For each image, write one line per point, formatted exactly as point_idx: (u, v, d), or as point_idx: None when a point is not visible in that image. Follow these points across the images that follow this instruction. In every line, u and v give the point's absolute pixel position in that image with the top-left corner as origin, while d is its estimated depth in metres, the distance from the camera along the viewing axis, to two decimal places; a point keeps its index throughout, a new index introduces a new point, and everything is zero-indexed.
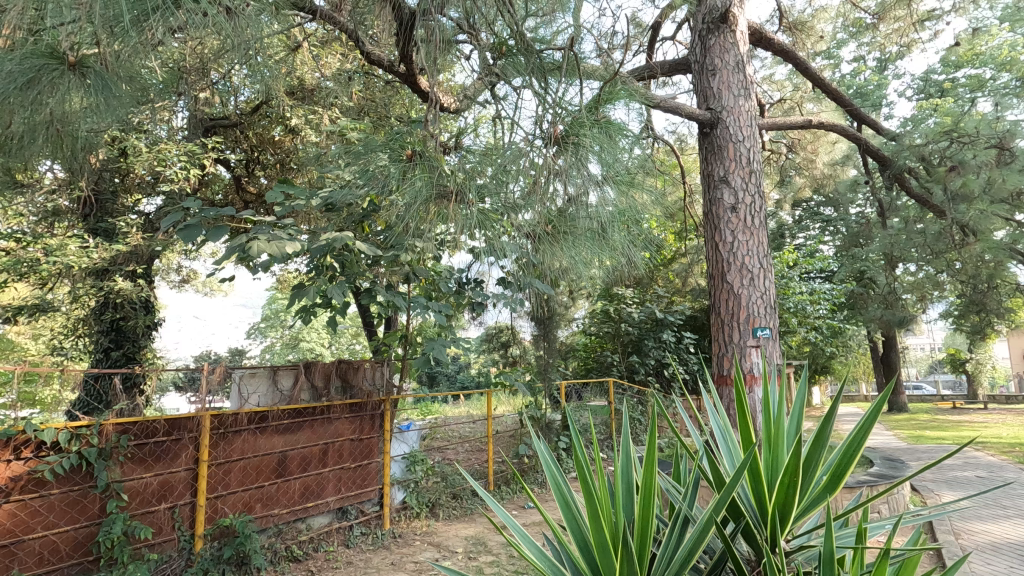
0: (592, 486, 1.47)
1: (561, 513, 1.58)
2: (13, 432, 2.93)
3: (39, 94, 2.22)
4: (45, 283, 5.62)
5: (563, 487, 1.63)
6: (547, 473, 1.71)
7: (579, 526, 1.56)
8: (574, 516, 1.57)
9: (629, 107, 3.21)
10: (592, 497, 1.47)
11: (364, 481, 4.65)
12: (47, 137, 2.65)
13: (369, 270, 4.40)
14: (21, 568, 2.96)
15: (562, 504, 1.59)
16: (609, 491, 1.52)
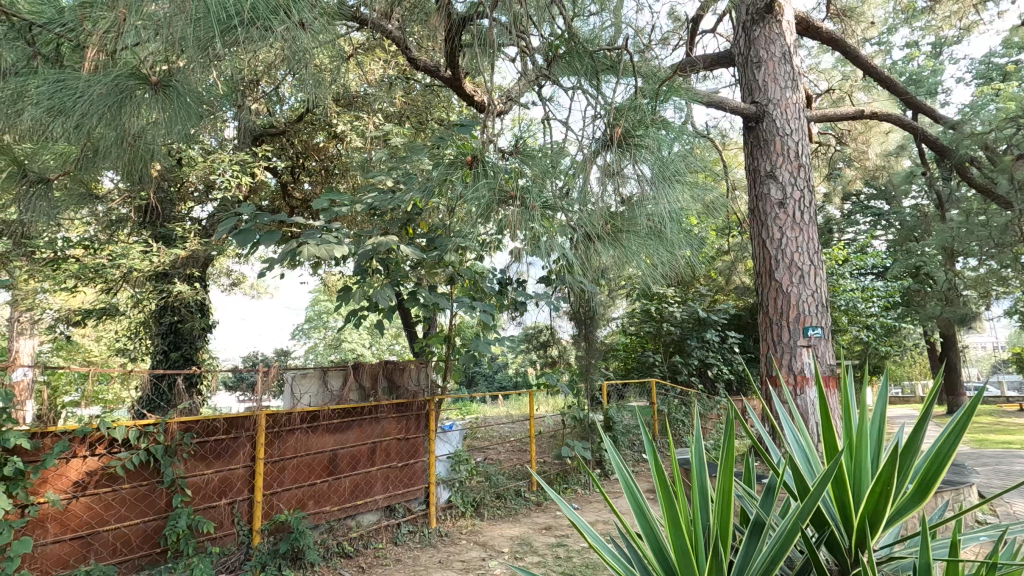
0: (670, 492, 1.46)
1: (636, 518, 1.56)
2: (88, 430, 3.09)
3: (126, 115, 2.36)
4: (111, 287, 5.94)
5: (637, 491, 1.62)
6: (618, 478, 1.70)
7: (653, 531, 1.55)
8: (648, 521, 1.56)
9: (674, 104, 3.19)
10: (670, 503, 1.46)
11: (411, 480, 4.74)
12: (127, 152, 2.83)
13: (412, 272, 4.46)
14: (97, 559, 3.14)
15: (636, 509, 1.58)
16: (687, 497, 1.50)
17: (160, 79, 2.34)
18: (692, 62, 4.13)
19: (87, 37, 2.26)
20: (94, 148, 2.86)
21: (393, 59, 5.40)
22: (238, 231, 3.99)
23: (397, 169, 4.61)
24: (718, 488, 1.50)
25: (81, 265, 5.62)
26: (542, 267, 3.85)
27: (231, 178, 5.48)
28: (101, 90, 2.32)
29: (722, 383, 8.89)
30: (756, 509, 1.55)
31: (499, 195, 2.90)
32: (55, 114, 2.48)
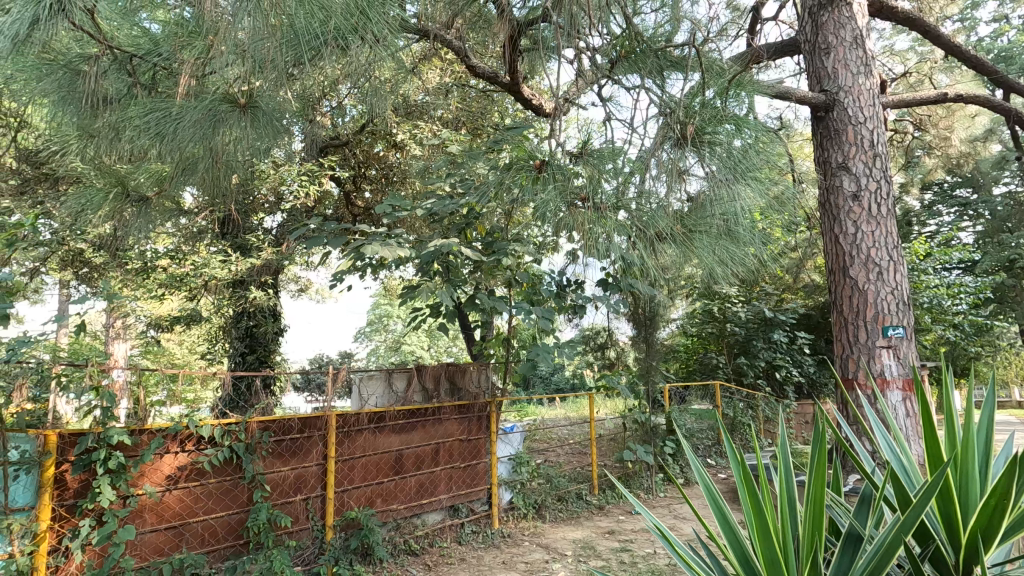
0: (757, 498, 1.43)
1: (718, 524, 1.53)
2: (180, 428, 3.33)
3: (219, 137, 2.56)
4: (194, 295, 6.37)
5: (717, 497, 1.59)
6: (698, 483, 1.67)
7: (736, 537, 1.51)
8: (731, 528, 1.52)
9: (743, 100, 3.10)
10: (757, 509, 1.42)
11: (473, 481, 4.81)
12: (215, 170, 3.05)
13: (471, 276, 4.53)
14: (188, 547, 3.37)
15: (718, 514, 1.55)
16: (773, 504, 1.46)
17: (246, 99, 2.51)
18: (754, 52, 3.99)
19: (181, 66, 2.47)
20: (184, 166, 3.09)
21: (450, 66, 5.51)
22: (307, 238, 4.19)
23: (455, 174, 4.68)
24: (808, 496, 1.44)
25: (168, 274, 6.06)
26: (600, 268, 3.82)
27: (300, 188, 5.74)
28: (193, 114, 2.51)
29: (792, 386, 8.49)
30: (849, 520, 1.48)
31: (568, 197, 2.90)
32: (156, 137, 2.71)
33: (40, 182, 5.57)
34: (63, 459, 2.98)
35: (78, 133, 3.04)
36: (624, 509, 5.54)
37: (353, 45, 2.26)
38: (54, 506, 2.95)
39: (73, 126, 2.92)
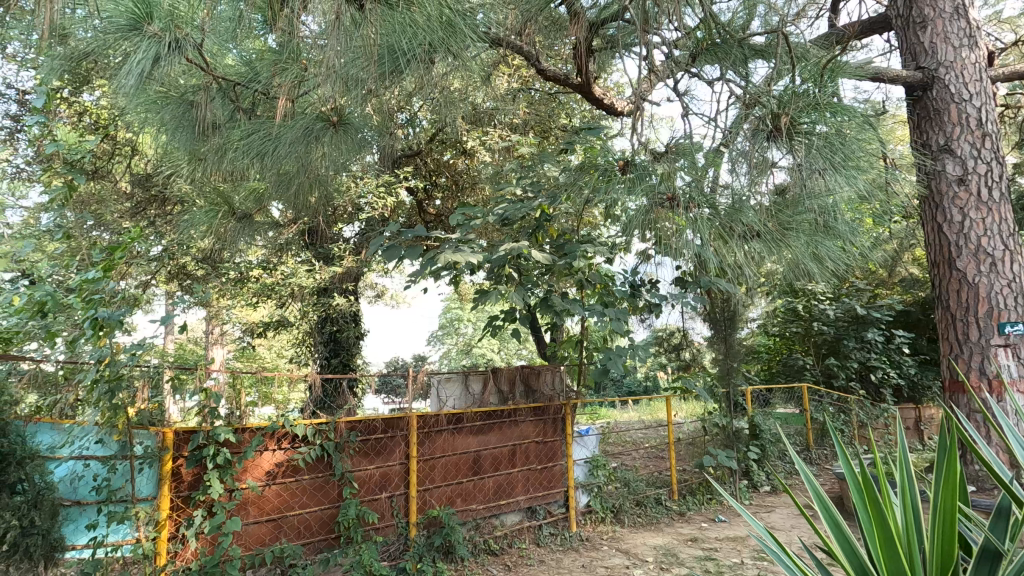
0: (878, 501, 1.47)
1: (828, 527, 1.58)
2: (276, 428, 3.56)
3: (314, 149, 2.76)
4: (284, 302, 6.81)
5: (830, 500, 1.63)
6: (806, 486, 1.72)
7: (848, 541, 1.55)
8: (842, 531, 1.57)
9: (836, 86, 2.89)
10: (878, 511, 1.47)
11: (550, 483, 4.82)
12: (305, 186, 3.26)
13: (543, 279, 4.54)
14: (286, 539, 3.59)
15: (831, 519, 1.59)
16: (892, 509, 1.50)
17: (339, 118, 2.72)
18: (840, 32, 3.74)
19: (277, 89, 2.65)
20: (277, 183, 3.31)
21: (517, 72, 5.57)
22: (386, 246, 4.37)
23: (526, 178, 4.72)
24: (938, 505, 1.44)
25: (260, 284, 6.50)
26: (675, 267, 3.72)
27: (376, 199, 5.99)
28: (293, 132, 2.75)
29: (889, 388, 7.88)
30: (986, 534, 1.35)
31: (655, 197, 2.89)
32: (259, 155, 2.97)
33: (150, 203, 6.14)
34: (178, 454, 3.27)
35: (185, 157, 3.32)
36: (706, 516, 5.35)
37: (434, 59, 2.35)
38: (172, 498, 3.25)
39: (181, 151, 3.20)
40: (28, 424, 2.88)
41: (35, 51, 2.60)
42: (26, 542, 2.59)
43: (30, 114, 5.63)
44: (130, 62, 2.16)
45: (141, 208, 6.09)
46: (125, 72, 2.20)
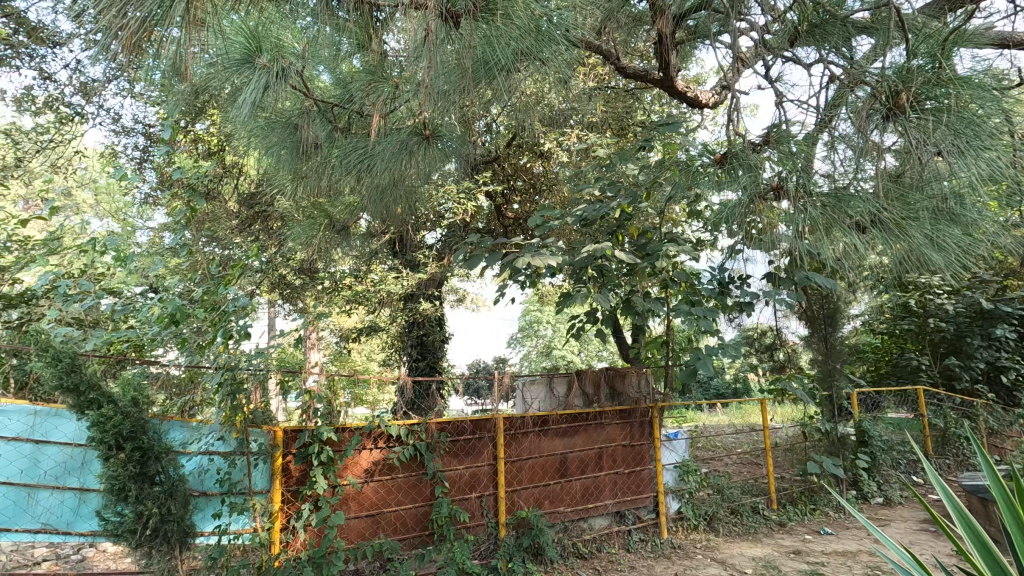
0: None
1: (975, 547, 1.60)
2: (372, 428, 3.74)
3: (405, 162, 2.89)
4: (374, 308, 7.15)
5: (975, 519, 1.66)
6: (947, 504, 1.74)
7: (998, 560, 1.56)
8: (991, 552, 1.58)
9: (958, 55, 2.58)
10: None
11: (639, 488, 4.72)
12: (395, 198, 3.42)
13: (626, 279, 4.44)
14: (384, 534, 3.77)
15: (978, 540, 1.61)
16: None
17: (432, 132, 2.94)
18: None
19: (371, 107, 2.80)
20: (369, 196, 3.49)
21: (593, 71, 5.51)
22: (469, 253, 4.45)
23: (605, 179, 4.65)
24: None
25: (352, 292, 6.88)
26: (767, 263, 3.54)
27: (457, 206, 6.14)
28: (390, 147, 2.91)
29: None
30: None
31: (759, 188, 2.80)
32: (357, 171, 3.17)
33: (254, 220, 6.65)
34: (287, 451, 3.53)
35: (287, 178, 3.57)
36: (810, 527, 5.01)
37: (516, 67, 2.41)
38: (283, 491, 3.50)
39: (284, 172, 3.44)
40: (161, 423, 3.21)
41: (161, 89, 2.90)
42: (164, 527, 2.89)
43: (154, 145, 6.30)
44: (244, 92, 2.36)
45: (247, 225, 6.62)
46: (239, 103, 2.41)
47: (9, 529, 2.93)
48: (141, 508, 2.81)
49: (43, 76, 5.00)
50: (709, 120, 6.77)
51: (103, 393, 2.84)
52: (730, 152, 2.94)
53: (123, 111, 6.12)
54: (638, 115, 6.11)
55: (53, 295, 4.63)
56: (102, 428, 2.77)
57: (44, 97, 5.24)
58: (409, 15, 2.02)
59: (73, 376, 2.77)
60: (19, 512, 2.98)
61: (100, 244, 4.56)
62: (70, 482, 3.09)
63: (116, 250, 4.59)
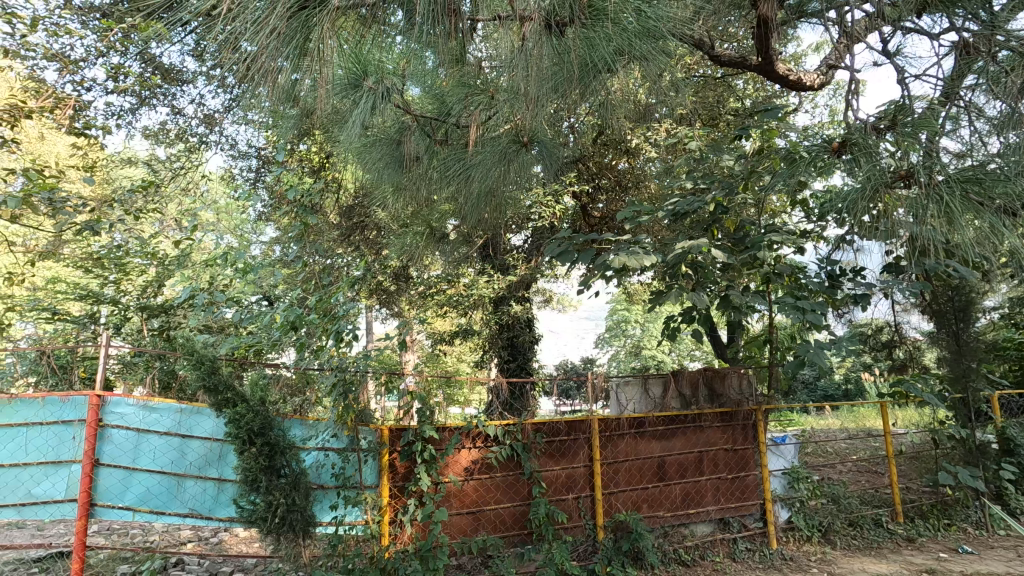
0: None
1: None
2: (471, 427, 3.85)
3: (502, 170, 3.00)
4: (466, 312, 7.36)
5: None
6: None
7: None
8: None
9: None
10: None
11: (744, 494, 4.51)
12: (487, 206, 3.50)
13: (722, 276, 4.24)
14: (485, 531, 3.87)
15: None
16: None
17: (529, 138, 3.01)
18: None
19: (470, 119, 2.93)
20: (464, 205, 3.62)
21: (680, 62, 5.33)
22: (558, 253, 4.41)
23: (696, 172, 4.48)
24: None
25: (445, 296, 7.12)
26: (884, 254, 3.25)
27: (544, 207, 6.17)
28: (489, 156, 3.03)
29: None
30: None
31: (884, 175, 2.55)
32: (456, 182, 3.31)
33: (354, 230, 7.07)
34: (393, 449, 3.69)
35: (387, 191, 3.77)
36: (944, 544, 4.52)
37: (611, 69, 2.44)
38: (390, 486, 3.69)
39: (384, 185, 3.65)
40: (284, 420, 3.51)
41: (277, 117, 3.18)
42: (290, 516, 3.16)
43: (266, 166, 6.89)
44: (354, 114, 2.58)
45: (347, 235, 7.04)
46: (347, 124, 2.63)
47: (164, 512, 3.33)
48: (271, 498, 3.10)
49: (175, 112, 5.65)
50: (809, 101, 6.32)
51: (236, 393, 3.17)
52: (846, 137, 2.71)
53: (239, 137, 6.74)
54: (730, 103, 5.85)
55: (188, 305, 5.21)
56: (237, 424, 3.09)
57: (176, 130, 5.91)
58: (513, 28, 2.15)
59: (214, 377, 3.12)
60: (171, 498, 3.38)
61: (226, 259, 5.07)
62: (210, 472, 3.46)
63: (239, 264, 5.08)
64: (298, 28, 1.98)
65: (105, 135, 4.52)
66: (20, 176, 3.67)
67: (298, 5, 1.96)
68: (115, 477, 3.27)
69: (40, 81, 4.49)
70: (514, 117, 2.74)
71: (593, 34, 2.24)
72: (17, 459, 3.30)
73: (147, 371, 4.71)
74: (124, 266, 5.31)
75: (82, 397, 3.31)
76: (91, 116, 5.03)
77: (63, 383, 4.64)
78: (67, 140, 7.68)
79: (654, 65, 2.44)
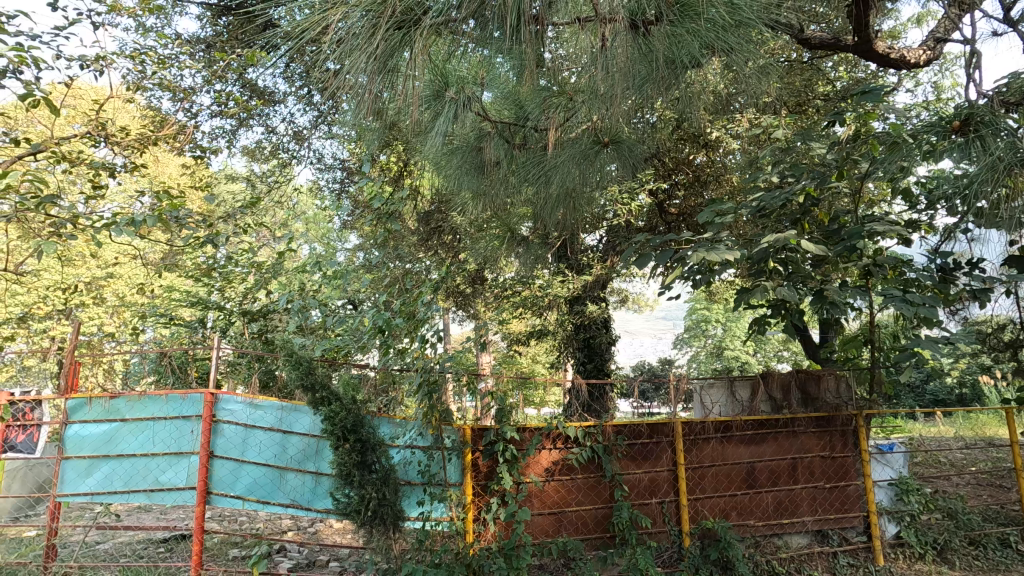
0: None
1: None
2: (551, 428, 3.86)
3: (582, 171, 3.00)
4: (541, 313, 7.38)
5: None
6: None
7: None
8: None
9: None
10: None
11: (845, 506, 4.21)
12: (562, 206, 3.49)
13: (815, 272, 3.98)
14: (566, 533, 3.86)
15: None
16: None
17: (610, 138, 3.00)
18: None
19: (550, 122, 2.96)
20: (541, 206, 3.64)
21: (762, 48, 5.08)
22: (635, 252, 4.29)
23: (784, 162, 4.24)
24: None
25: (520, 298, 7.18)
26: (1008, 244, 2.94)
27: (619, 206, 6.07)
28: (568, 158, 3.05)
29: None
30: None
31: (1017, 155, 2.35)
32: (533, 185, 3.33)
33: (432, 235, 7.28)
34: (475, 448, 3.78)
35: (466, 197, 3.86)
36: None
37: (692, 61, 2.39)
38: (473, 485, 3.78)
39: (462, 191, 3.75)
40: (373, 418, 3.68)
41: (362, 130, 3.36)
42: (381, 510, 3.31)
43: (350, 177, 7.28)
44: (435, 124, 2.69)
45: (425, 240, 7.28)
46: (427, 133, 2.74)
47: (269, 502, 3.59)
48: (363, 492, 3.26)
49: (270, 131, 6.10)
50: (911, 78, 5.80)
51: (330, 392, 3.37)
52: (966, 114, 2.47)
53: (326, 151, 7.16)
54: (819, 86, 5.49)
55: (284, 310, 5.59)
56: (331, 421, 3.29)
57: (270, 147, 6.39)
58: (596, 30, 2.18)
59: (310, 377, 3.33)
60: (275, 489, 3.64)
61: (318, 265, 5.41)
62: (308, 466, 3.70)
63: (327, 270, 5.39)
64: (397, 46, 2.16)
65: (212, 156, 4.98)
66: (146, 197, 4.12)
67: (396, 25, 2.14)
68: (227, 468, 3.58)
69: (158, 110, 5.02)
70: (595, 117, 2.75)
71: (678, 31, 2.23)
72: (146, 449, 3.71)
73: (249, 371, 5.10)
74: (229, 275, 5.80)
75: (198, 394, 3.65)
76: (200, 139, 5.55)
77: (180, 382, 5.14)
78: (179, 161, 8.49)
79: (742, 54, 2.35)
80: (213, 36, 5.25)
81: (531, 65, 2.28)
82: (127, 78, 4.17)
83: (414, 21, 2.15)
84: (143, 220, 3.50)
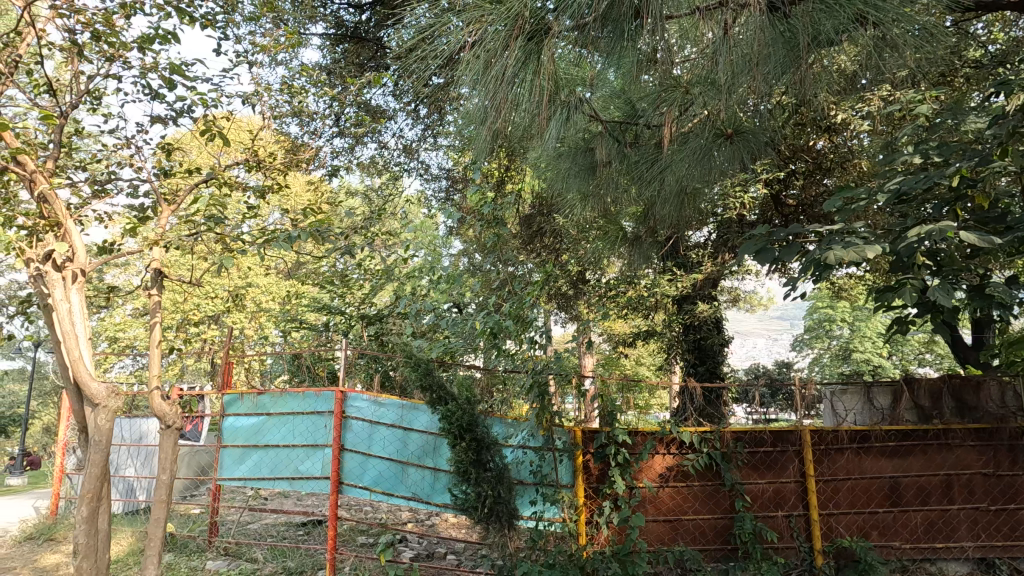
0: None
1: None
2: (664, 432, 3.74)
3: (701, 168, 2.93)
4: (647, 314, 7.17)
5: None
6: None
7: None
8: None
9: None
10: None
11: (1014, 533, 3.72)
12: (673, 202, 3.37)
13: (971, 264, 3.51)
14: (684, 542, 3.72)
15: None
16: None
17: (734, 130, 2.88)
18: None
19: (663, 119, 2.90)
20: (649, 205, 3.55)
21: None
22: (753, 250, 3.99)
23: (927, 142, 3.79)
24: None
25: (625, 299, 7.04)
26: None
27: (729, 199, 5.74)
28: (681, 156, 2.97)
29: None
30: None
31: None
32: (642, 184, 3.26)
33: (534, 237, 7.36)
34: (586, 451, 3.76)
35: (571, 198, 3.85)
36: None
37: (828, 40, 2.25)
38: (585, 487, 3.76)
39: (567, 193, 3.76)
40: (486, 418, 3.80)
41: (469, 139, 3.48)
42: (497, 508, 3.40)
43: (454, 185, 7.57)
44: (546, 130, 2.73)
45: (528, 242, 7.36)
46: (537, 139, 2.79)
47: (393, 494, 3.82)
48: (481, 489, 3.37)
49: (382, 146, 6.51)
50: None
51: (446, 392, 3.52)
52: None
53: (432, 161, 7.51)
54: (968, 53, 4.84)
55: (399, 314, 5.93)
56: (449, 420, 3.45)
57: (383, 162, 6.82)
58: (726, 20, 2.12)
59: (428, 377, 3.52)
60: (397, 482, 3.86)
61: (428, 271, 5.69)
62: (427, 462, 3.90)
63: (438, 276, 5.63)
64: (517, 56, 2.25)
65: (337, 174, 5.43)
66: (284, 214, 4.58)
67: (526, 38, 2.21)
68: (355, 460, 3.86)
69: (290, 135, 5.57)
70: (717, 110, 2.67)
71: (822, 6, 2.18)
72: (288, 441, 4.12)
73: (371, 371, 5.47)
74: (349, 282, 6.27)
75: (330, 393, 3.99)
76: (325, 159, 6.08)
77: (311, 381, 5.64)
78: (303, 179, 9.31)
79: (885, 24, 2.18)
80: (333, 64, 5.72)
81: (650, 63, 2.27)
82: (269, 108, 4.66)
83: (544, 30, 2.21)
84: (290, 233, 3.86)
